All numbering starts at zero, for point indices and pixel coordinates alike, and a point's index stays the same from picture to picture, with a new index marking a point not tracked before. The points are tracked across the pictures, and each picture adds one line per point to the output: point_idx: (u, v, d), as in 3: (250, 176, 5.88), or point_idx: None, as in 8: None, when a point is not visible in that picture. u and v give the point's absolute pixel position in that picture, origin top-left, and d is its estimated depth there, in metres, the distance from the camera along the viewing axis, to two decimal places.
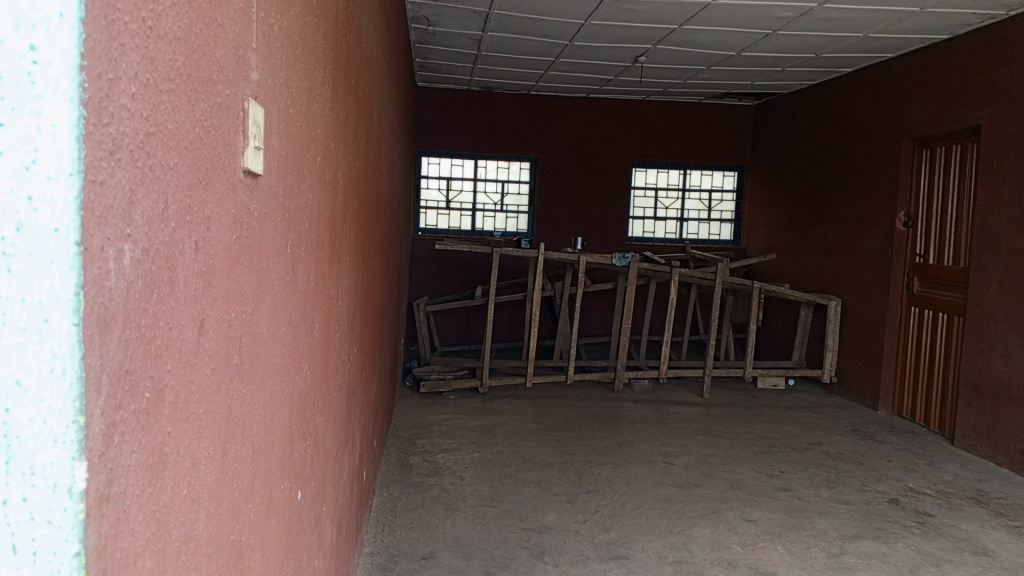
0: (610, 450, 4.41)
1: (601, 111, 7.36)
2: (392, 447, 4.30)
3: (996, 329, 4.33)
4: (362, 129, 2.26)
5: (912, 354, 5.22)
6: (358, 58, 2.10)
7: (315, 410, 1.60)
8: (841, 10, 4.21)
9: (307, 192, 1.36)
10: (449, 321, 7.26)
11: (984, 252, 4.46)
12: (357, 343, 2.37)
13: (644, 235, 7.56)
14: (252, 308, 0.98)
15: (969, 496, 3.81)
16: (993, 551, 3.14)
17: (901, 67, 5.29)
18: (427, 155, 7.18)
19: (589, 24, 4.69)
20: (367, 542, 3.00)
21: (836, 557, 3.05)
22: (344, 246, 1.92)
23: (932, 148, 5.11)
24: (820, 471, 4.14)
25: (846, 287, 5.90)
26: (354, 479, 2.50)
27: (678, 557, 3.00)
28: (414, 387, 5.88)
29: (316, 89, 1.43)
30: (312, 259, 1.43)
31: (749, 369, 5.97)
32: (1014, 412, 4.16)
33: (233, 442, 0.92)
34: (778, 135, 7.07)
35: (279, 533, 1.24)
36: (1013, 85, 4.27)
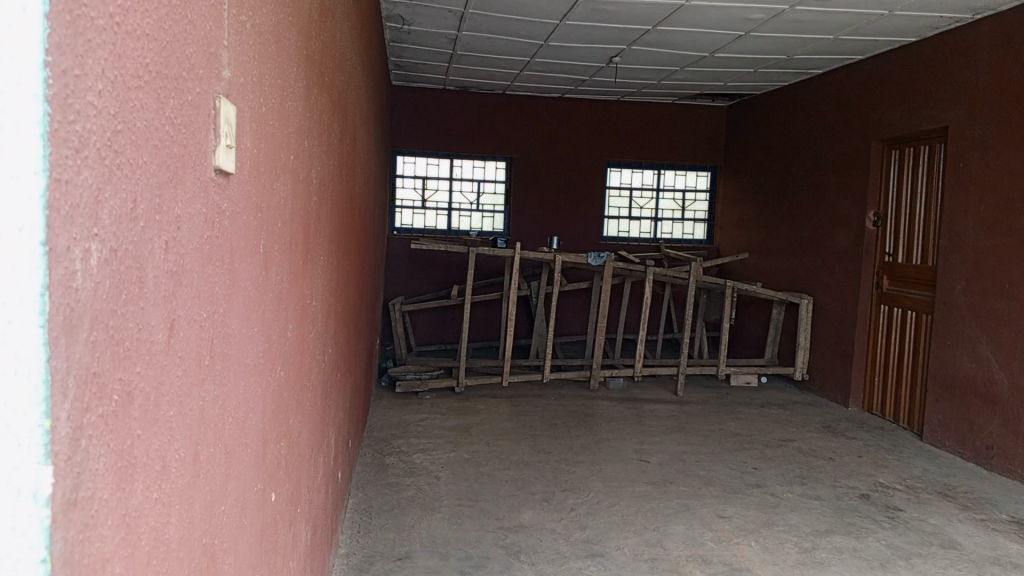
0: (585, 448, 4.42)
1: (576, 111, 7.39)
2: (367, 447, 4.28)
3: (963, 326, 4.41)
4: (336, 128, 2.25)
5: (881, 351, 5.30)
6: (332, 57, 2.09)
7: (289, 412, 1.58)
8: (812, 12, 4.26)
9: (281, 191, 1.35)
10: (425, 320, 7.24)
11: (951, 251, 4.53)
12: (332, 342, 2.36)
13: (619, 235, 7.61)
14: (224, 309, 0.97)
15: (938, 490, 3.88)
16: (961, 544, 3.20)
17: (871, 70, 5.37)
18: (402, 155, 7.15)
19: (564, 25, 4.70)
20: (343, 543, 2.98)
21: (809, 552, 3.09)
22: (318, 245, 1.91)
23: (901, 149, 5.18)
24: (792, 467, 4.19)
25: (817, 286, 5.97)
26: (329, 479, 2.48)
27: (653, 554, 3.02)
28: (389, 387, 5.85)
29: (289, 87, 1.41)
30: (285, 258, 1.42)
31: (723, 367, 6.02)
32: (981, 407, 4.25)
33: (206, 445, 0.90)
34: (751, 136, 7.14)
35: (252, 536, 1.23)
36: (980, 86, 4.36)
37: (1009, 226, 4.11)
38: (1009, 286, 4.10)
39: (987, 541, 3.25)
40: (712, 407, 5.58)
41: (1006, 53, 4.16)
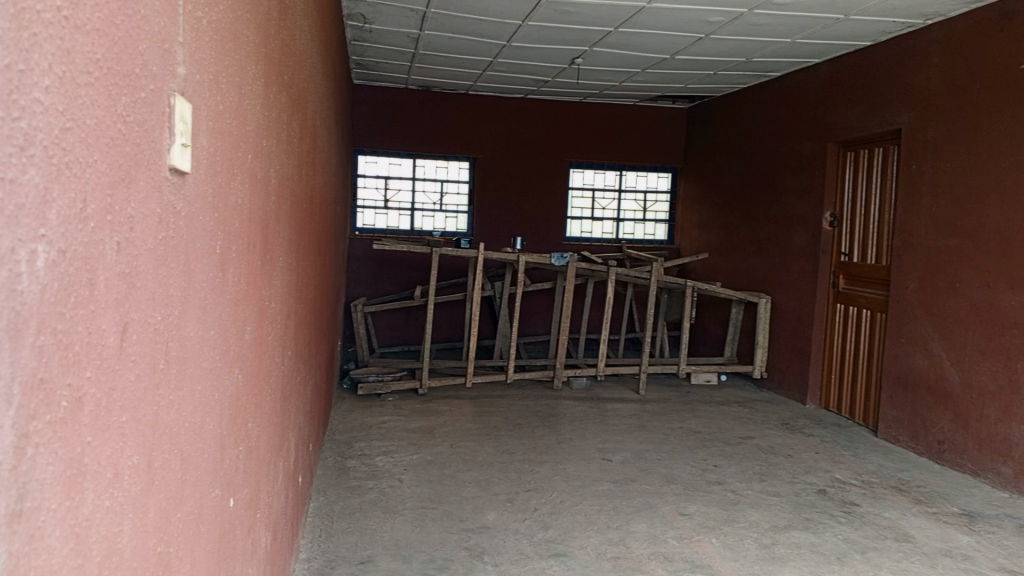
0: (549, 448, 4.44)
1: (538, 111, 7.40)
2: (329, 450, 4.23)
3: (916, 324, 4.52)
4: (296, 127, 2.22)
5: (837, 349, 5.42)
6: (292, 53, 2.07)
7: (247, 415, 1.55)
8: (770, 15, 4.32)
9: (238, 191, 1.33)
10: (387, 322, 7.19)
11: (904, 251, 4.64)
12: (292, 344, 2.34)
13: (581, 235, 7.66)
14: (179, 312, 0.95)
15: (892, 485, 3.97)
16: (914, 537, 3.29)
17: (827, 74, 5.48)
18: (364, 154, 7.08)
19: (526, 25, 4.71)
20: (304, 548, 2.94)
21: (768, 547, 3.14)
22: (277, 246, 1.88)
23: (856, 151, 5.29)
24: (752, 464, 4.25)
25: (775, 285, 6.08)
26: (289, 483, 2.45)
27: (616, 553, 3.04)
28: (351, 389, 5.79)
29: (247, 84, 1.39)
30: (243, 259, 1.39)
31: (684, 366, 6.09)
32: (932, 403, 4.36)
33: (160, 452, 0.88)
34: (710, 137, 7.24)
35: (210, 542, 1.20)
36: (931, 89, 4.47)
37: (960, 227, 4.22)
38: (958, 285, 4.21)
39: (939, 533, 3.33)
40: (673, 405, 5.64)
41: (956, 57, 4.27)
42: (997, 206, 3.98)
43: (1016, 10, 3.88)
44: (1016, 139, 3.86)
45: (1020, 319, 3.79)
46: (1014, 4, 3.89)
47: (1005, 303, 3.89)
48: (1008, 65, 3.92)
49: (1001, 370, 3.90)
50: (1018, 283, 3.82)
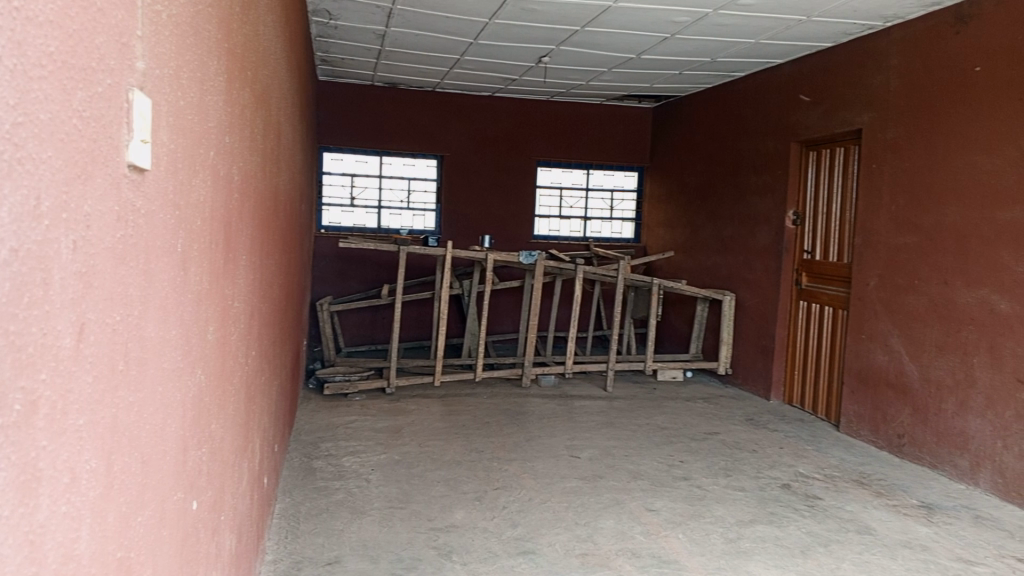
0: (517, 446, 4.44)
1: (505, 109, 7.39)
2: (295, 451, 4.18)
3: (877, 321, 4.61)
4: (258, 124, 2.17)
5: (801, 346, 5.51)
6: (256, 49, 2.04)
7: (210, 416, 1.52)
8: (735, 16, 4.37)
9: (200, 188, 1.31)
10: (354, 321, 7.13)
11: (865, 249, 4.73)
12: (256, 343, 2.29)
13: (549, 234, 7.68)
14: (139, 312, 0.93)
15: (853, 478, 4.05)
16: (875, 529, 3.36)
17: (789, 74, 5.56)
18: (330, 151, 7.01)
19: (494, 23, 4.70)
20: (269, 550, 2.90)
21: (733, 542, 3.18)
22: (240, 245, 1.84)
23: (818, 150, 5.38)
24: (717, 459, 4.30)
25: (739, 283, 6.15)
26: (254, 485, 2.41)
27: (584, 549, 3.05)
28: (317, 389, 5.74)
29: (209, 80, 1.36)
30: (205, 257, 1.36)
31: (650, 363, 6.14)
32: (893, 397, 4.45)
33: (119, 454, 0.86)
34: (675, 136, 7.30)
35: (172, 547, 1.18)
36: (890, 90, 4.56)
37: (919, 225, 4.31)
38: (917, 282, 4.30)
39: (899, 525, 3.40)
40: (640, 402, 5.68)
41: (915, 58, 4.36)
42: (954, 205, 4.07)
43: (972, 13, 3.98)
44: (973, 140, 3.96)
45: (977, 315, 3.89)
46: (969, 8, 4.00)
47: (962, 300, 3.99)
48: (965, 67, 4.02)
49: (958, 365, 3.99)
50: (975, 280, 3.91)
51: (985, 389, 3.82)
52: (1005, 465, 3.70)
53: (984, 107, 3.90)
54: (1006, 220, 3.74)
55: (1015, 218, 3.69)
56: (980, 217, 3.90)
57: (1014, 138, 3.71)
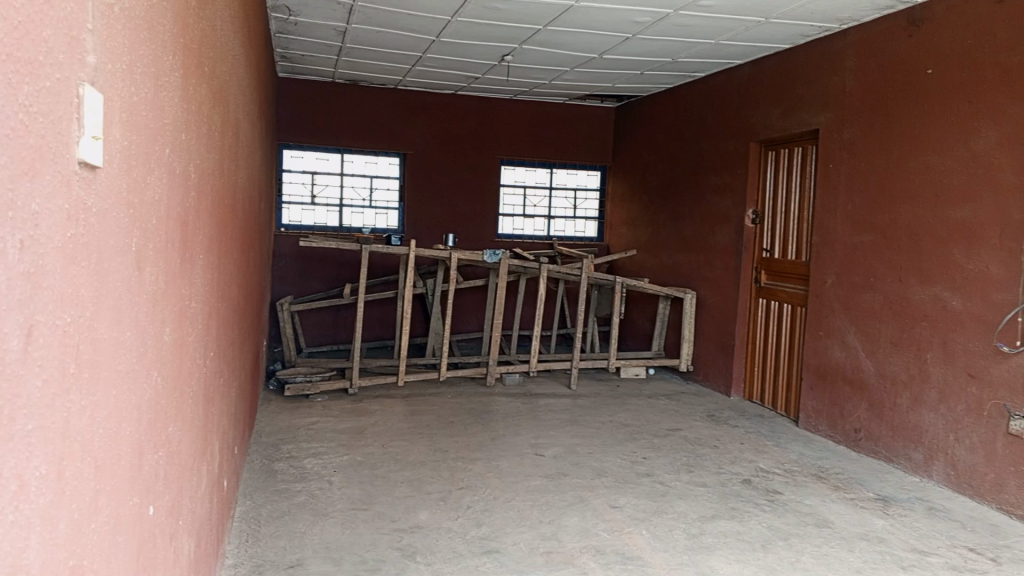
0: (481, 445, 4.43)
1: (468, 107, 7.37)
2: (255, 453, 4.12)
3: (834, 318, 4.70)
4: (216, 120, 2.12)
5: (760, 342, 5.60)
6: (213, 44, 2.00)
7: (167, 419, 1.49)
8: (695, 17, 4.41)
9: (155, 185, 1.27)
10: (316, 321, 7.05)
11: (822, 247, 4.82)
12: (214, 344, 2.24)
13: (513, 233, 7.69)
14: (91, 313, 0.90)
15: (812, 473, 4.12)
16: (833, 522, 3.42)
17: (748, 75, 5.64)
18: (289, 148, 6.92)
19: (456, 21, 4.68)
20: (229, 553, 2.85)
21: (695, 537, 3.21)
22: (198, 242, 1.81)
23: (777, 150, 5.47)
24: (679, 456, 4.35)
25: (700, 281, 6.23)
26: (213, 489, 2.37)
27: (548, 548, 3.06)
28: (278, 390, 5.65)
29: (164, 75, 1.33)
30: (161, 256, 1.33)
31: (613, 360, 6.18)
32: (850, 393, 4.54)
33: (71, 461, 0.84)
34: (637, 136, 7.36)
35: (127, 554, 1.15)
36: (846, 91, 4.65)
37: (874, 224, 4.40)
38: (873, 280, 4.40)
39: (856, 518, 3.47)
40: (603, 399, 5.71)
41: (869, 60, 4.45)
42: (907, 205, 4.17)
43: (924, 17, 4.08)
44: (926, 141, 4.05)
45: (930, 312, 3.99)
46: (921, 12, 4.09)
47: (916, 297, 4.08)
48: (917, 70, 4.12)
49: (912, 360, 4.09)
50: (927, 277, 4.01)
51: (938, 384, 3.92)
52: (957, 457, 3.81)
53: (936, 108, 3.99)
54: (958, 219, 3.84)
55: (966, 217, 3.79)
56: (933, 216, 3.99)
57: (966, 139, 3.81)
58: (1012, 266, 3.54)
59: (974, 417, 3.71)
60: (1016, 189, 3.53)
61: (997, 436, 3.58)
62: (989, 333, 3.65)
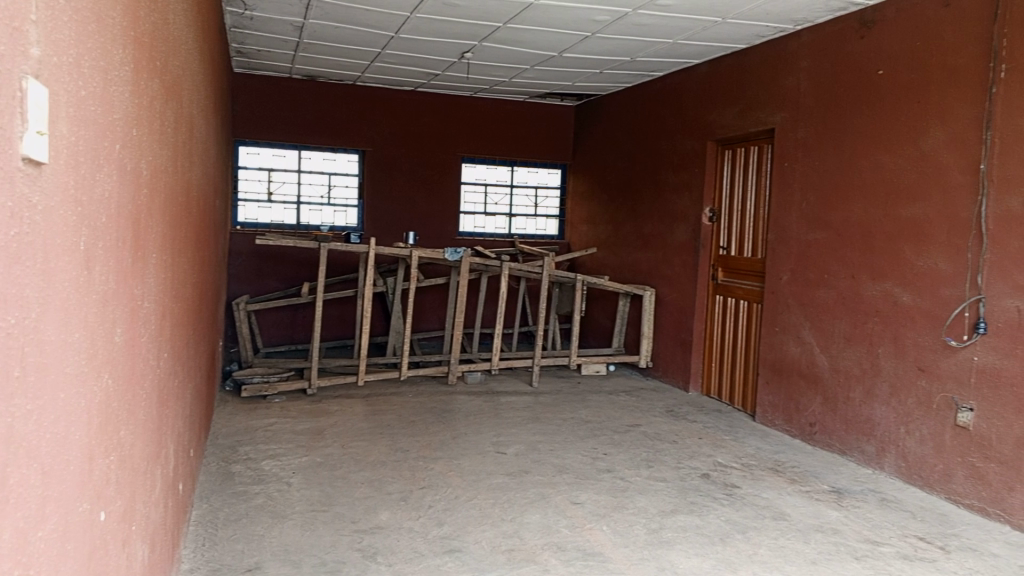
0: (443, 444, 4.42)
1: (428, 104, 7.33)
2: (211, 455, 4.05)
3: (789, 314, 4.79)
4: (169, 116, 2.08)
5: (717, 338, 5.68)
6: (165, 39, 1.97)
7: (119, 423, 1.45)
8: (654, 16, 4.45)
9: (104, 182, 1.24)
10: (273, 320, 6.95)
11: (778, 244, 4.91)
12: (167, 345, 2.18)
13: (474, 231, 7.68)
14: (37, 314, 0.87)
15: (768, 466, 4.20)
16: (789, 514, 3.48)
17: (705, 74, 5.70)
18: (245, 144, 6.81)
19: (415, 18, 4.65)
20: (185, 558, 2.80)
21: (656, 532, 3.24)
22: (150, 239, 1.77)
23: (733, 149, 5.55)
24: (639, 451, 4.39)
25: (659, 278, 6.29)
26: (168, 492, 2.33)
27: (510, 545, 3.07)
28: (234, 391, 5.56)
29: (114, 68, 1.29)
30: (112, 255, 1.30)
31: (574, 358, 6.22)
32: (804, 387, 4.64)
33: (14, 466, 0.80)
34: (597, 134, 7.40)
35: (76, 561, 1.11)
36: (801, 91, 4.73)
37: (827, 221, 4.50)
38: (826, 276, 4.49)
39: (811, 510, 3.54)
40: (564, 396, 5.74)
41: (823, 61, 4.54)
42: (859, 202, 4.27)
43: (875, 19, 4.17)
44: (877, 139, 4.15)
45: (882, 307, 4.09)
46: (872, 14, 4.19)
47: (868, 293, 4.18)
48: (869, 70, 4.21)
49: (864, 355, 4.19)
50: (879, 273, 4.11)
51: (889, 378, 4.02)
52: (907, 449, 3.91)
53: (887, 108, 4.09)
54: (908, 216, 3.94)
55: (915, 215, 3.89)
56: (884, 214, 4.09)
57: (915, 137, 3.90)
58: (959, 263, 3.65)
59: (924, 410, 3.81)
60: (963, 188, 3.64)
61: (945, 427, 3.69)
62: (937, 327, 3.76)
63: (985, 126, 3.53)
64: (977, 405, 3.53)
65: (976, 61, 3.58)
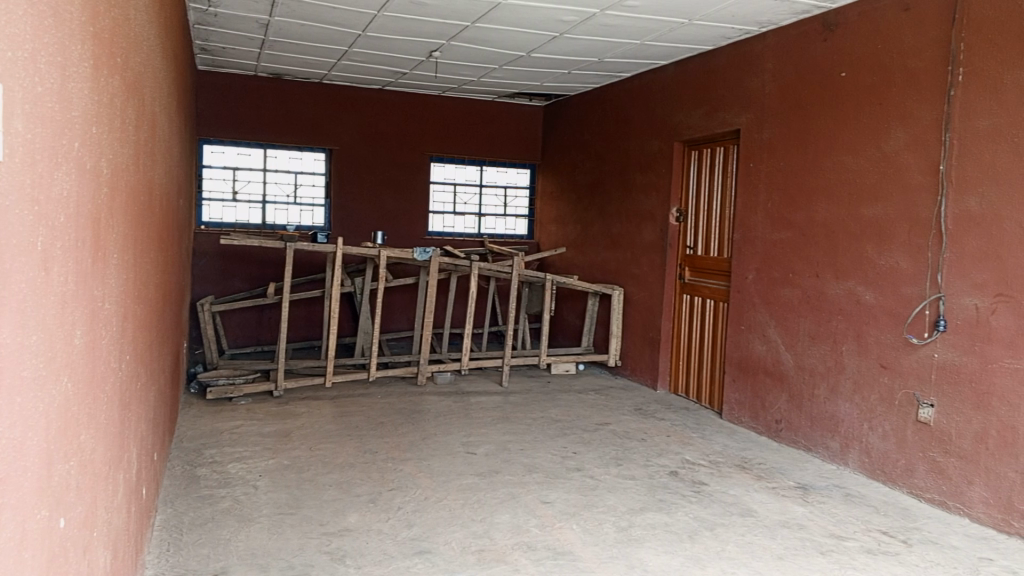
0: (412, 445, 4.39)
1: (396, 104, 7.28)
2: (175, 459, 3.98)
3: (755, 313, 4.85)
4: (130, 114, 2.04)
5: (685, 337, 5.73)
6: (127, 35, 1.93)
7: (79, 427, 1.41)
8: (621, 17, 4.47)
9: (63, 179, 1.21)
10: (239, 321, 6.86)
11: (744, 244, 4.97)
12: (130, 348, 2.13)
13: (443, 230, 7.65)
14: None
15: (735, 463, 4.25)
16: (756, 511, 3.53)
17: (672, 75, 5.74)
18: (210, 143, 6.71)
19: (382, 16, 4.62)
20: (149, 563, 2.74)
21: (625, 530, 3.26)
22: (112, 238, 1.73)
23: (700, 150, 5.60)
24: (608, 449, 4.41)
25: (628, 277, 6.33)
26: (131, 497, 2.29)
27: (480, 546, 3.06)
28: (199, 393, 5.47)
29: (72, 65, 1.26)
30: (71, 254, 1.27)
31: (543, 357, 6.23)
32: (770, 385, 4.70)
33: None
34: (566, 134, 7.42)
35: (34, 571, 1.08)
36: (766, 92, 4.79)
37: (792, 222, 4.56)
38: (791, 275, 4.55)
39: (778, 506, 3.59)
40: (533, 396, 5.75)
41: (788, 63, 4.60)
42: (823, 203, 4.33)
43: (838, 22, 4.24)
44: (840, 141, 4.21)
45: (845, 305, 4.15)
46: (835, 17, 4.25)
47: (832, 291, 4.25)
48: (832, 73, 4.27)
49: (828, 353, 4.26)
50: (843, 272, 4.18)
51: (853, 375, 4.09)
52: (870, 445, 3.98)
53: (850, 110, 4.15)
54: (870, 216, 4.01)
55: (878, 215, 3.96)
56: (847, 214, 4.15)
57: (877, 138, 3.97)
58: (920, 262, 3.72)
59: (887, 406, 3.88)
60: (923, 188, 3.71)
61: (907, 423, 3.76)
62: (900, 325, 3.83)
63: (944, 128, 3.60)
64: (938, 401, 3.61)
65: (935, 64, 3.66)
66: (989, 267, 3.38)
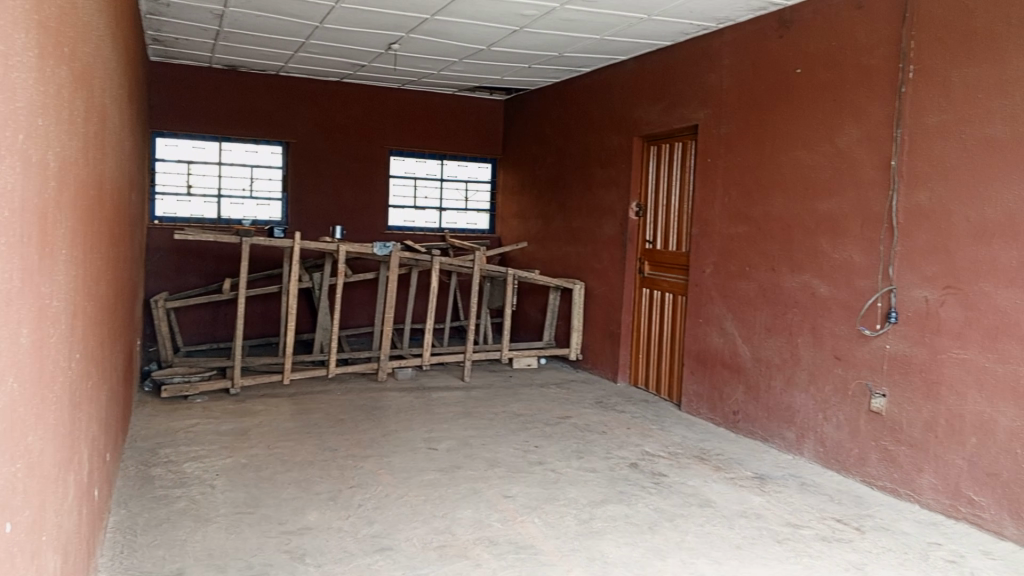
0: (373, 441, 4.36)
1: (354, 96, 7.20)
2: (129, 459, 3.89)
3: (712, 306, 4.92)
4: (78, 105, 1.98)
5: (644, 330, 5.79)
6: (74, 26, 1.87)
7: (27, 427, 1.37)
8: (581, 12, 4.48)
9: (5, 172, 1.16)
10: (194, 317, 6.73)
11: (702, 238, 5.03)
12: (79, 346, 2.07)
13: (404, 225, 7.60)
14: None
15: (694, 454, 4.30)
16: (714, 501, 3.58)
17: (631, 70, 5.78)
18: (163, 136, 6.56)
19: (340, 8, 4.56)
20: (102, 566, 2.68)
21: (586, 523, 3.28)
22: (59, 232, 1.68)
23: (659, 145, 5.65)
24: (569, 443, 4.44)
25: (588, 272, 6.37)
26: (83, 498, 2.23)
27: (441, 542, 3.05)
28: (154, 392, 5.35)
29: (14, 56, 1.21)
30: (17, 250, 1.23)
31: (505, 352, 6.23)
32: (727, 376, 4.77)
33: None
34: (526, 128, 7.42)
35: None
36: (723, 88, 4.85)
37: (749, 215, 4.63)
38: (748, 268, 4.62)
39: (735, 496, 3.65)
40: (494, 390, 5.75)
41: (745, 58, 4.66)
42: (779, 196, 4.40)
43: (793, 19, 4.31)
44: (795, 136, 4.29)
45: (800, 298, 4.23)
46: (791, 14, 4.32)
47: (787, 284, 4.33)
48: (788, 69, 4.34)
49: (784, 345, 4.34)
50: (798, 265, 4.26)
51: (808, 366, 4.17)
52: (825, 435, 4.07)
53: (805, 106, 4.23)
54: (825, 210, 4.08)
55: (832, 209, 4.04)
56: (802, 209, 4.23)
57: (831, 134, 4.05)
58: (872, 255, 3.81)
59: (840, 397, 3.97)
60: (875, 183, 3.79)
61: (860, 413, 3.85)
62: (853, 317, 3.91)
63: (895, 124, 3.69)
64: (890, 392, 3.70)
65: (886, 62, 3.74)
66: (938, 260, 3.48)
